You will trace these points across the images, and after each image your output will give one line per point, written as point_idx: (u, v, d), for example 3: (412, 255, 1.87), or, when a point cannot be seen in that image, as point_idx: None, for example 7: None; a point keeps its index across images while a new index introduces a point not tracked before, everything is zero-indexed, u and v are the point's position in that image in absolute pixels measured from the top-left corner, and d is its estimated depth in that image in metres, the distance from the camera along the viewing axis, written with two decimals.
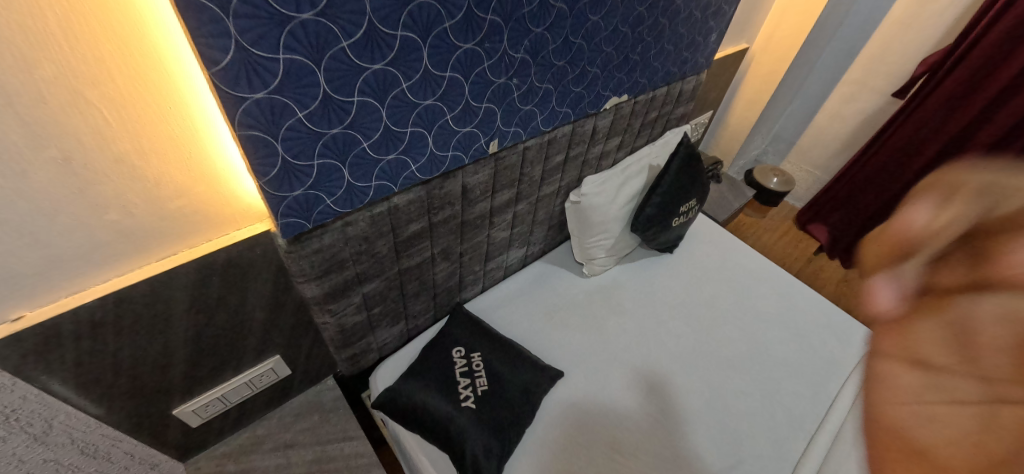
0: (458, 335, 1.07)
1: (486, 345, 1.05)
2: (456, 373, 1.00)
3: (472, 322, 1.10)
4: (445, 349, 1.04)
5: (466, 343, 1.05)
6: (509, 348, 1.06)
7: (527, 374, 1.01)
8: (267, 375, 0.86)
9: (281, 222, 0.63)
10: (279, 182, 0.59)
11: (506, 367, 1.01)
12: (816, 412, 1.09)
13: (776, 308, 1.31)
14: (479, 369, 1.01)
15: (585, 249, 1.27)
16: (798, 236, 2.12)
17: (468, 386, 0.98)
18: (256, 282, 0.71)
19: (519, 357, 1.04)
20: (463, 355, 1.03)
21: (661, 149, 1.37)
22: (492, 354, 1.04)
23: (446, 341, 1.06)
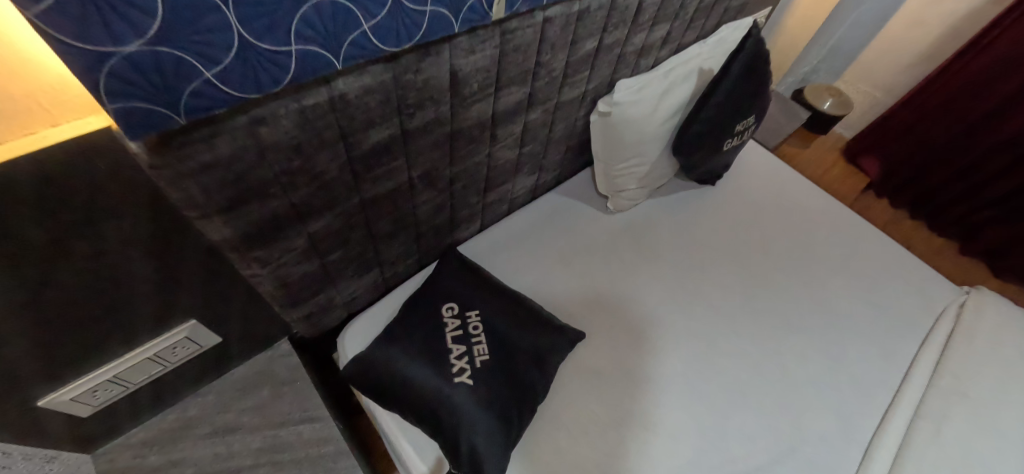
0: (450, 287, 0.82)
1: (487, 300, 0.81)
2: (448, 337, 0.76)
3: (468, 269, 0.85)
4: (433, 306, 0.79)
5: (461, 298, 0.80)
6: (516, 303, 0.81)
7: (540, 338, 0.78)
8: (183, 347, 0.63)
9: (114, 108, 0.34)
10: (80, 19, 0.29)
11: (514, 329, 0.78)
12: (890, 380, 0.89)
13: (839, 253, 1.07)
14: (478, 331, 0.77)
15: (611, 179, 0.99)
16: (844, 170, 1.84)
17: (464, 355, 0.74)
18: (118, 220, 0.44)
19: (530, 315, 0.80)
20: (457, 314, 0.79)
21: (717, 45, 1.03)
22: (494, 313, 0.79)
23: (434, 294, 0.81)
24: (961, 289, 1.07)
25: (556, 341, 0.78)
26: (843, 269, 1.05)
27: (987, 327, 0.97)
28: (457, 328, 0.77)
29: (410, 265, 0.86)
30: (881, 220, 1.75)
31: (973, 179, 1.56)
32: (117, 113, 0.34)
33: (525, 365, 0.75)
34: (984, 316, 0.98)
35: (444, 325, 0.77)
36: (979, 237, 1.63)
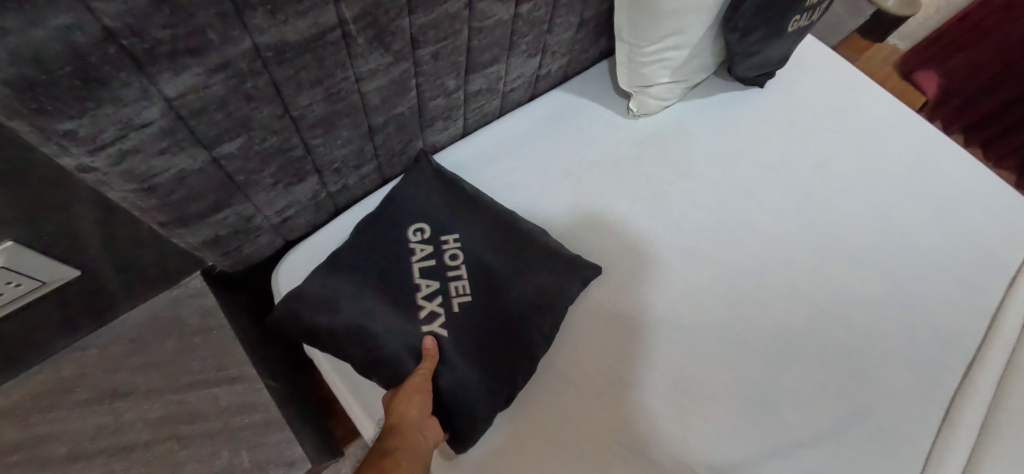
0: (418, 203, 0.60)
1: (471, 222, 0.59)
2: (415, 269, 0.56)
3: (444, 178, 0.62)
4: (398, 227, 0.59)
5: (436, 217, 0.59)
6: (507, 229, 0.59)
7: (542, 275, 0.56)
8: (7, 282, 0.41)
9: None
10: None
11: (509, 261, 0.57)
12: (972, 327, 0.72)
13: (914, 172, 0.86)
14: (455, 259, 0.57)
15: (636, 67, 0.75)
16: (896, 86, 1.58)
17: (435, 293, 0.55)
18: None
19: (526, 241, 0.58)
20: (429, 238, 0.58)
21: None
22: (480, 240, 0.58)
23: (398, 212, 0.60)
24: None
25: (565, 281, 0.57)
26: (920, 190, 0.84)
27: None
28: (428, 258, 0.57)
29: (365, 177, 0.64)
30: None
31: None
32: None
33: (525, 316, 0.54)
34: None
35: (410, 253, 0.57)
36: None
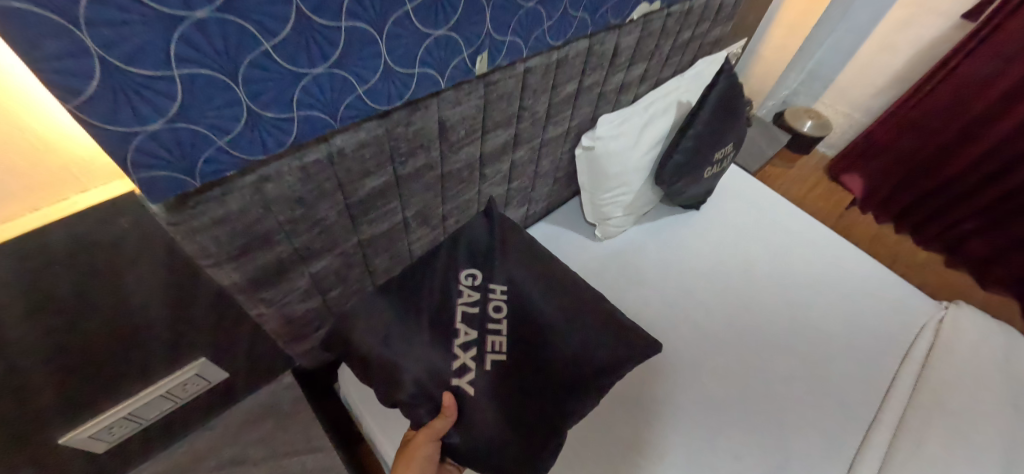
0: (464, 253, 0.73)
1: (518, 285, 0.73)
2: (458, 312, 0.69)
3: (506, 243, 0.76)
4: (450, 271, 0.71)
5: (484, 270, 0.73)
6: (554, 302, 0.73)
7: (582, 350, 0.69)
8: (193, 383, 0.67)
9: (139, 177, 0.38)
10: (112, 106, 0.34)
11: (543, 333, 0.70)
12: (871, 397, 0.92)
13: (820, 272, 1.12)
14: (497, 311, 0.70)
15: (597, 206, 1.05)
16: (829, 188, 1.91)
17: (476, 340, 0.68)
18: (139, 271, 0.49)
19: (579, 318, 0.72)
20: (477, 284, 0.72)
21: (693, 80, 1.10)
22: (524, 306, 0.72)
23: (454, 254, 0.73)
24: (942, 303, 1.10)
25: (604, 364, 0.69)
26: (827, 288, 1.09)
27: (966, 341, 0.99)
28: (473, 304, 0.70)
29: None
30: (869, 234, 1.78)
31: (956, 191, 1.60)
32: (140, 181, 0.39)
33: (562, 369, 0.67)
34: (964, 328, 1.02)
35: (457, 294, 0.70)
36: (962, 249, 1.66)
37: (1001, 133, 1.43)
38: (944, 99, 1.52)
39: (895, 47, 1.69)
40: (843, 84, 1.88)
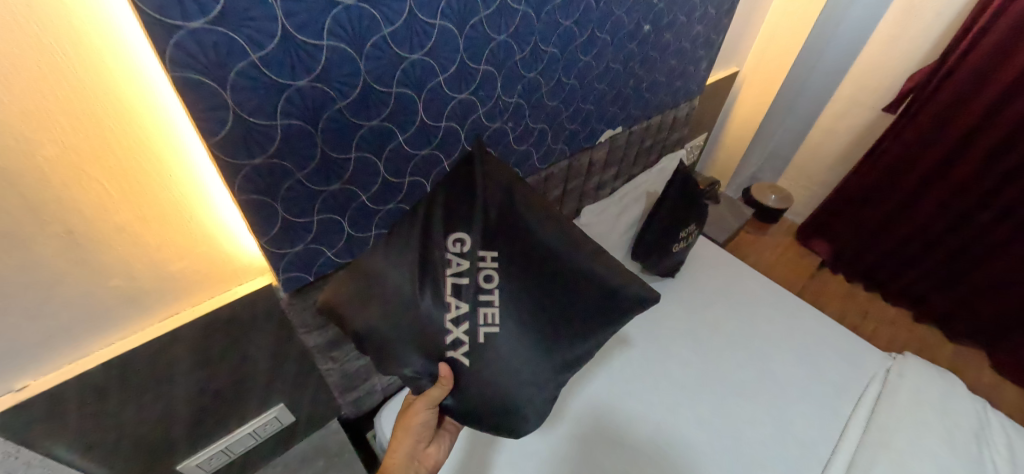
0: (454, 213, 0.65)
1: (511, 250, 0.66)
2: (448, 285, 0.63)
3: (502, 209, 0.66)
4: (436, 237, 0.64)
5: (475, 235, 0.64)
6: (554, 265, 0.67)
7: (589, 308, 0.67)
8: (270, 424, 0.85)
9: (283, 276, 0.64)
10: (279, 241, 0.60)
11: (540, 295, 0.66)
12: (828, 436, 1.07)
13: (781, 329, 1.32)
14: (489, 278, 0.64)
15: None
16: (801, 252, 2.15)
17: (467, 314, 0.63)
18: (260, 334, 0.72)
19: (581, 279, 0.67)
20: (465, 251, 0.63)
21: (659, 175, 1.40)
22: (517, 273, 0.65)
23: (442, 216, 0.65)
24: (891, 354, 1.27)
25: (602, 326, 0.67)
26: (785, 343, 1.28)
27: (909, 386, 1.16)
28: (461, 276, 0.63)
29: None
30: (840, 294, 1.98)
31: (908, 253, 1.83)
32: (283, 279, 0.65)
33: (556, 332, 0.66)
34: (906, 375, 1.18)
35: (445, 264, 0.63)
36: (926, 303, 1.84)
37: (932, 205, 1.70)
38: (879, 177, 1.81)
39: (836, 133, 2.05)
40: (799, 162, 2.22)
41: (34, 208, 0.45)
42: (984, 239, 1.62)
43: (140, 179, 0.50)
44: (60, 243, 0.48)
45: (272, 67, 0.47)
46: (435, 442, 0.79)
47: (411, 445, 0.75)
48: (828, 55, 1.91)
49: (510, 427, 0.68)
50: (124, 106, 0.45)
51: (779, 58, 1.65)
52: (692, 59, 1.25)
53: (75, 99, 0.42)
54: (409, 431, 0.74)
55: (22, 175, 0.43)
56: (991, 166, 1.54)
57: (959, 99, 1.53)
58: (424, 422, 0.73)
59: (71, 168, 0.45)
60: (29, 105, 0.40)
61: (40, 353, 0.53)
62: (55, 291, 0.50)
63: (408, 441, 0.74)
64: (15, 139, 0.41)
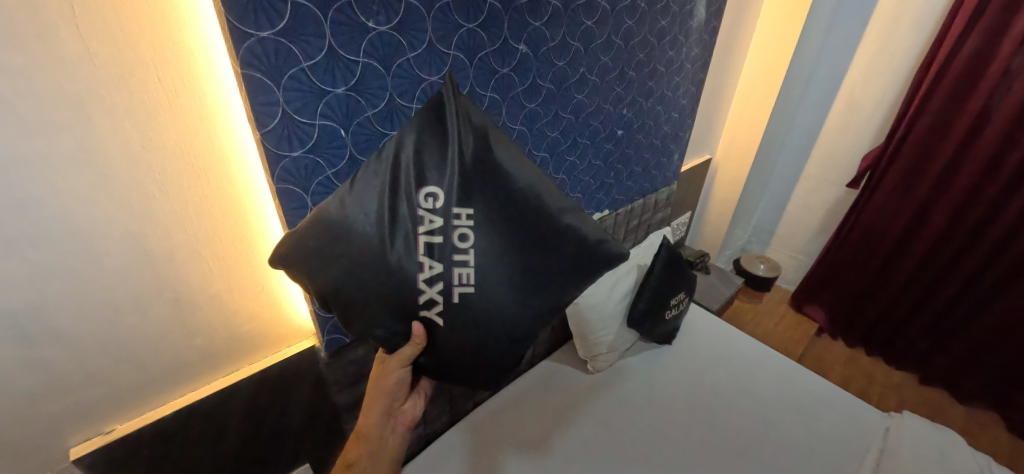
0: (425, 161, 0.58)
1: (488, 208, 0.60)
2: (420, 244, 0.58)
3: (478, 157, 0.60)
4: (405, 188, 0.57)
5: (450, 188, 0.58)
6: (533, 225, 0.62)
7: (565, 274, 0.64)
8: None
9: (327, 337, 0.80)
10: None
11: (518, 255, 0.61)
12: None
13: (779, 392, 1.37)
14: (465, 234, 0.59)
15: (587, 346, 1.41)
16: (797, 318, 2.24)
17: (441, 277, 0.59)
18: (299, 391, 0.84)
19: (562, 237, 0.63)
20: (439, 207, 0.58)
21: (647, 249, 1.56)
22: (493, 228, 0.60)
23: (411, 162, 0.57)
24: (889, 414, 1.31)
25: (580, 284, 0.65)
26: (783, 404, 1.33)
27: (910, 445, 1.19)
28: (434, 234, 0.58)
29: (443, 422, 1.22)
30: (841, 360, 2.03)
31: (899, 314, 1.95)
32: (326, 339, 0.80)
33: (539, 293, 0.63)
34: (905, 435, 1.22)
35: (416, 222, 0.57)
36: (930, 364, 1.91)
37: (909, 268, 1.85)
38: (856, 243, 2.00)
39: (812, 206, 2.26)
40: (783, 233, 2.41)
41: (160, 278, 0.62)
42: (966, 296, 1.77)
43: (235, 257, 0.68)
44: (168, 306, 0.64)
45: (341, 176, 0.71)
46: (410, 401, 0.83)
47: (386, 404, 0.76)
48: (790, 142, 2.20)
49: (479, 378, 0.69)
50: (236, 203, 0.65)
51: (743, 148, 1.92)
52: (664, 152, 1.52)
53: (206, 201, 0.62)
54: (384, 391, 0.75)
55: (159, 254, 0.61)
56: (952, 230, 1.73)
57: (909, 175, 1.77)
58: (398, 381, 0.74)
59: (192, 247, 0.63)
60: (176, 205, 0.60)
61: (132, 399, 0.66)
62: (157, 346, 0.65)
63: (383, 399, 0.76)
64: (162, 228, 0.60)
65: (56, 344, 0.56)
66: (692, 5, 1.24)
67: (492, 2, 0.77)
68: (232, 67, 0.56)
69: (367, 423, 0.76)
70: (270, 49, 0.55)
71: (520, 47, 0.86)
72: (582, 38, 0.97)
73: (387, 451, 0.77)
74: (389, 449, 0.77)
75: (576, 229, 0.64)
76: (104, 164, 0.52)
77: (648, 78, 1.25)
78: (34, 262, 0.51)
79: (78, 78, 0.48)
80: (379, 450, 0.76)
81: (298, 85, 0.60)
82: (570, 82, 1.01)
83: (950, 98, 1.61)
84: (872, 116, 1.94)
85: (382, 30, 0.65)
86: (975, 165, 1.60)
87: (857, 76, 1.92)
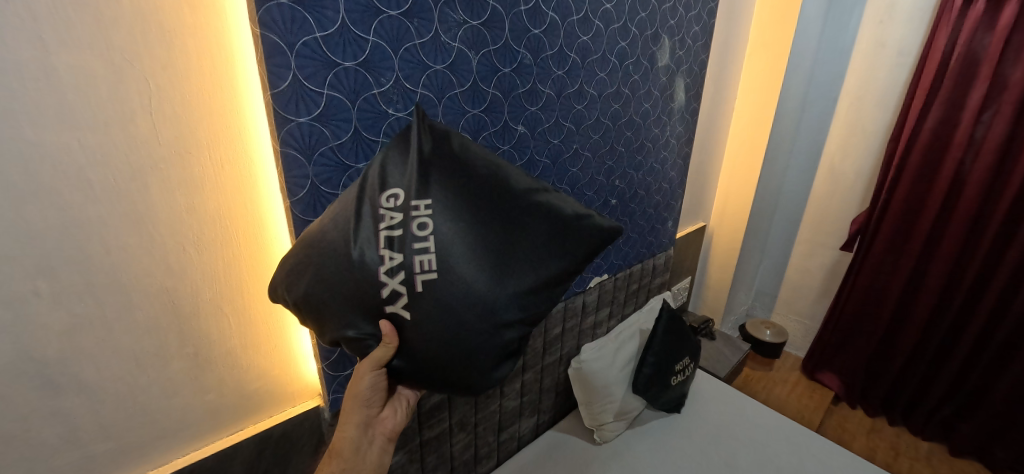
0: (388, 172, 0.64)
1: (446, 195, 0.63)
2: (381, 238, 0.60)
3: (435, 150, 0.67)
4: (371, 194, 0.62)
5: (409, 186, 0.62)
6: (501, 205, 0.65)
7: (544, 245, 0.65)
8: None
9: (332, 396, 0.83)
10: (337, 363, 0.82)
11: (482, 233, 0.63)
12: None
13: (796, 462, 1.32)
14: (422, 219, 0.61)
15: (592, 414, 1.37)
16: (811, 386, 2.18)
17: (400, 264, 0.59)
18: (298, 453, 0.84)
19: (531, 215, 0.66)
20: (399, 205, 0.61)
21: (648, 314, 1.59)
22: (454, 211, 0.62)
23: (376, 176, 0.63)
24: None
25: (558, 259, 0.66)
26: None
27: None
28: (394, 228, 0.60)
29: None
30: (862, 431, 1.94)
31: (915, 374, 1.89)
32: (331, 399, 0.83)
33: (514, 269, 0.63)
34: None
35: (377, 220, 0.60)
36: (956, 435, 1.82)
37: (916, 330, 1.83)
38: (860, 305, 2.00)
39: (810, 270, 2.30)
40: (786, 298, 2.42)
41: (184, 332, 0.66)
42: (980, 359, 1.73)
43: (256, 313, 0.74)
44: (187, 360, 0.68)
45: None
46: (390, 408, 0.77)
47: (363, 415, 0.72)
48: (780, 209, 2.31)
49: (460, 375, 0.64)
50: (262, 261, 0.72)
51: (734, 214, 2.01)
52: (658, 219, 1.61)
53: (238, 265, 0.70)
54: (358, 399, 0.70)
55: (187, 310, 0.66)
56: (951, 290, 1.75)
57: (898, 236, 1.84)
58: (372, 386, 0.69)
59: (216, 304, 0.69)
60: (209, 268, 0.67)
61: (136, 457, 0.67)
62: (169, 401, 0.68)
63: (358, 408, 0.71)
64: (194, 287, 0.66)
65: (80, 395, 0.59)
66: (671, 90, 1.41)
67: (494, 93, 0.90)
68: (272, 147, 0.66)
69: (341, 437, 0.71)
70: (305, 131, 0.65)
71: (518, 127, 0.98)
72: (574, 119, 1.11)
73: (365, 467, 0.72)
74: (367, 465, 0.72)
75: (543, 207, 0.67)
76: (151, 228, 0.60)
77: (636, 152, 1.38)
78: (77, 315, 0.56)
79: (143, 156, 0.56)
80: (355, 466, 0.71)
81: (325, 161, 0.69)
82: (564, 157, 1.13)
83: (923, 165, 1.73)
84: (853, 185, 2.06)
85: (400, 116, 0.77)
86: (959, 226, 1.67)
87: (834, 149, 2.07)
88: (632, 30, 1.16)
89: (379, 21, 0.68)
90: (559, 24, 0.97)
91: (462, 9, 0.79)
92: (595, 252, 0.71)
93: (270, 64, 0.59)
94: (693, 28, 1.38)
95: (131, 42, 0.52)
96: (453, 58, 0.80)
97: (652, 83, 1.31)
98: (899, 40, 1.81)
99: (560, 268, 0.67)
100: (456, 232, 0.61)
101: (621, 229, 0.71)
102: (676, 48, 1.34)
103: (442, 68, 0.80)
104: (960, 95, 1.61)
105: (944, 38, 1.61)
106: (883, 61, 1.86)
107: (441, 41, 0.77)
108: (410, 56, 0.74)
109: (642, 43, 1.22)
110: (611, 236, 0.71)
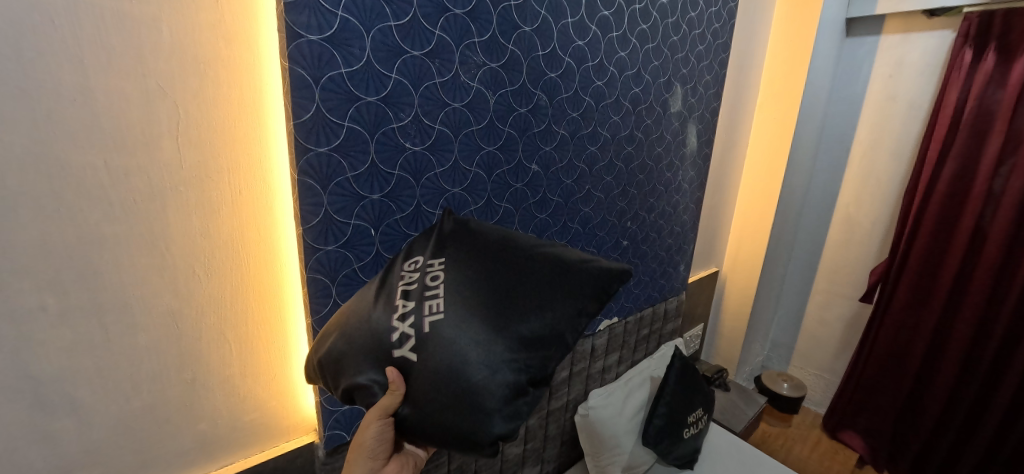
0: (412, 249, 0.70)
1: (457, 252, 0.66)
2: (398, 293, 0.63)
3: (454, 224, 0.72)
4: (394, 265, 0.69)
5: (427, 252, 0.67)
6: (507, 252, 0.65)
7: (550, 285, 0.62)
8: None
9: (328, 432, 0.80)
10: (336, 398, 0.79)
11: (488, 277, 0.62)
12: None
13: None
14: (434, 273, 0.63)
15: (599, 466, 1.31)
16: (833, 446, 2.04)
17: (411, 310, 0.60)
18: None
19: (535, 259, 0.64)
20: (418, 267, 0.66)
21: (659, 361, 1.54)
22: (463, 263, 0.64)
23: (401, 256, 0.70)
24: None
25: (565, 296, 0.61)
26: None
27: None
28: (411, 283, 0.63)
29: None
30: None
31: (949, 438, 1.76)
32: (327, 435, 0.80)
33: (519, 307, 0.59)
34: None
35: (397, 281, 0.65)
36: None
37: (945, 390, 1.73)
38: (883, 361, 1.90)
39: (828, 321, 2.22)
40: (803, 350, 2.32)
41: (184, 357, 0.65)
42: (1015, 423, 1.62)
43: (258, 341, 0.73)
44: (183, 387, 0.66)
45: (365, 271, 0.78)
46: (394, 461, 0.73)
47: (366, 467, 0.67)
48: (796, 257, 2.26)
49: (461, 427, 0.54)
50: (271, 286, 0.72)
51: (748, 261, 1.98)
52: (670, 262, 1.58)
53: (244, 291, 0.69)
54: (363, 450, 0.66)
55: (191, 334, 0.65)
56: (979, 347, 1.67)
57: (919, 289, 1.78)
58: (378, 435, 0.64)
59: (219, 328, 0.68)
60: (216, 291, 0.66)
61: None
62: (161, 429, 0.65)
63: (361, 459, 0.67)
64: (200, 310, 0.65)
65: (71, 416, 0.57)
66: (684, 135, 1.43)
67: (509, 131, 0.92)
68: (290, 174, 0.67)
69: None
70: (323, 162, 0.66)
71: (532, 166, 0.99)
72: (587, 160, 1.12)
73: None
74: None
75: (548, 251, 0.66)
76: (165, 249, 0.60)
77: (649, 195, 1.38)
78: (79, 332, 0.56)
79: (165, 178, 0.58)
80: None
81: (341, 191, 0.70)
82: (577, 197, 1.13)
83: (943, 216, 1.70)
84: (869, 236, 2.03)
85: (417, 149, 0.78)
86: (983, 280, 1.62)
87: (849, 198, 2.06)
88: (645, 77, 1.20)
89: (402, 60, 0.71)
90: (575, 69, 1.00)
91: (483, 52, 0.82)
92: (611, 294, 0.65)
93: (296, 97, 0.61)
94: (704, 77, 1.42)
95: (167, 70, 0.55)
96: (471, 97, 0.83)
97: (664, 127, 1.33)
98: (909, 94, 1.83)
99: (568, 310, 0.61)
100: (460, 281, 0.61)
101: (632, 269, 0.66)
102: (688, 94, 1.38)
103: (461, 106, 0.82)
104: (975, 148, 1.61)
105: (954, 92, 1.62)
106: (894, 113, 1.88)
107: (460, 80, 0.80)
108: (430, 94, 0.77)
109: (655, 90, 1.25)
110: (621, 276, 0.65)
